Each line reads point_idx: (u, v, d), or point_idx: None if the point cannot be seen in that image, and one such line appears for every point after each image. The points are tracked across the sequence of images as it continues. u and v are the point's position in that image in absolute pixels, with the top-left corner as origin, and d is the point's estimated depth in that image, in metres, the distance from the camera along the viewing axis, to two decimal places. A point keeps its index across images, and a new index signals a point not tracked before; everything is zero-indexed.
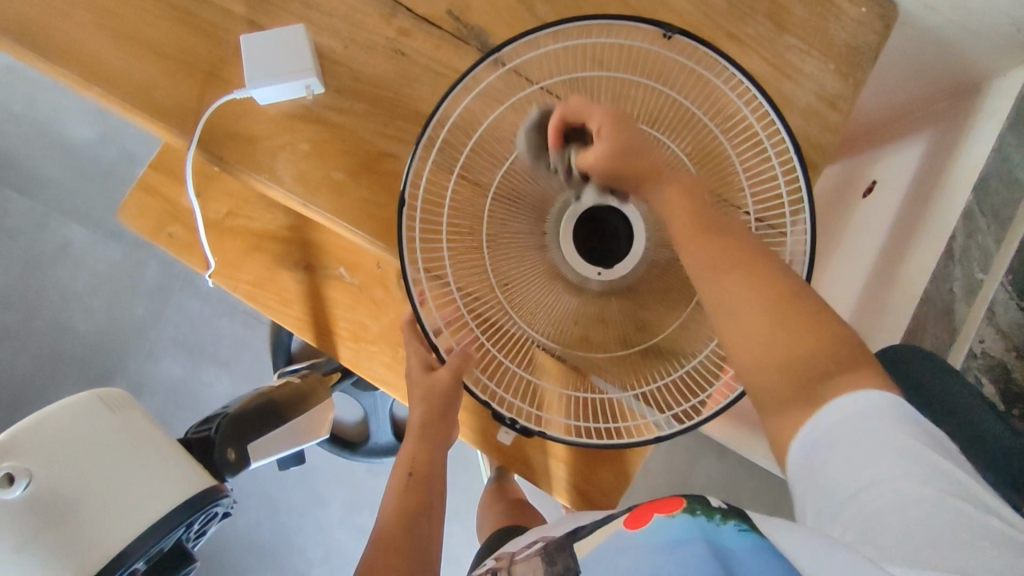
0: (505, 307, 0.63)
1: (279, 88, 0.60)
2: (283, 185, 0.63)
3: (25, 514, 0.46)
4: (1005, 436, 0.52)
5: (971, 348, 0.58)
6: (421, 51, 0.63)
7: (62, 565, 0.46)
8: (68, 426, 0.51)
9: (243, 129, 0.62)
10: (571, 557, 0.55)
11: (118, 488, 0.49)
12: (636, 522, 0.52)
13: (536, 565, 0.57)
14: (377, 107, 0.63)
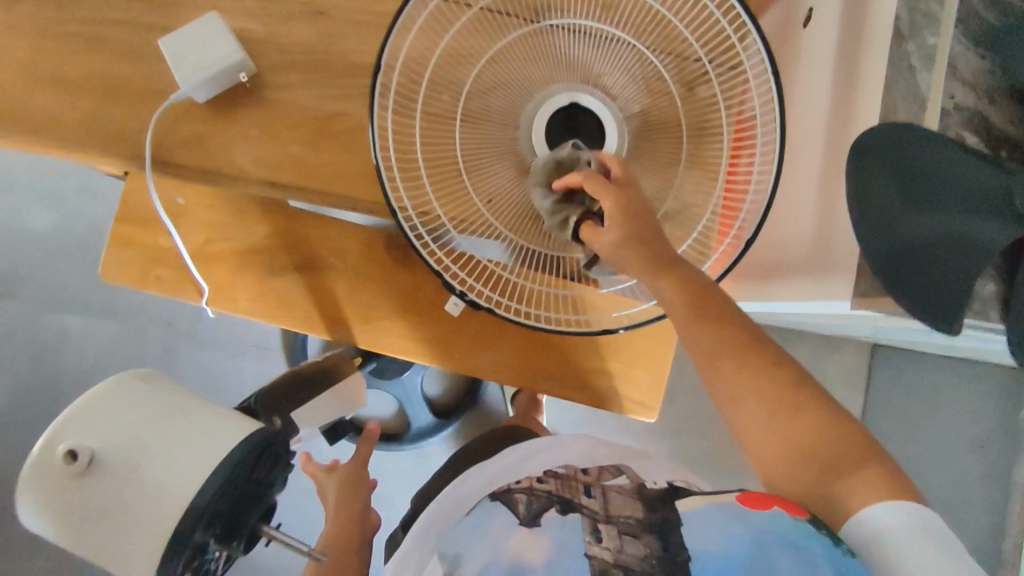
0: (493, 221, 0.64)
1: (214, 79, 0.60)
2: (247, 175, 0.63)
3: (98, 481, 0.49)
4: (995, 177, 0.53)
5: (943, 107, 0.56)
6: (338, 5, 0.62)
7: (145, 517, 0.48)
8: (111, 403, 0.52)
9: (191, 131, 0.62)
10: (676, 510, 0.52)
11: (179, 444, 0.51)
12: (755, 502, 0.51)
13: (638, 507, 0.52)
14: (315, 73, 0.62)
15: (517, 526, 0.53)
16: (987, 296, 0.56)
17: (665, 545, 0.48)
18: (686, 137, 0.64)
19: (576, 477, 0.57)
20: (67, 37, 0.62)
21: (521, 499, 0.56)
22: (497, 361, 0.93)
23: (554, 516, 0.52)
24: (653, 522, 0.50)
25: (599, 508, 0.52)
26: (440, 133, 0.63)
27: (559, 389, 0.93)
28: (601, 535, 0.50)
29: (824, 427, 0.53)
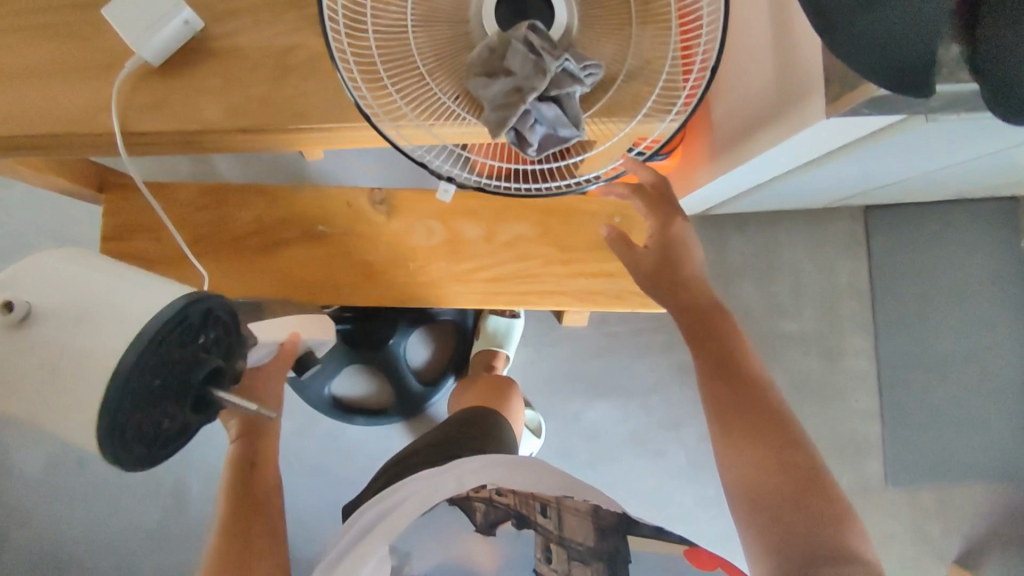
0: (460, 110, 0.65)
1: (163, 34, 0.61)
2: (216, 125, 0.63)
3: (44, 332, 0.48)
4: None
5: None
6: None
7: (88, 360, 0.47)
8: (48, 272, 0.52)
9: (154, 95, 0.63)
10: (624, 541, 0.66)
11: (117, 297, 0.50)
12: (698, 559, 0.65)
13: (590, 534, 0.66)
14: (260, 11, 0.63)
15: (473, 532, 0.67)
16: (954, 57, 0.58)
17: (610, 571, 0.64)
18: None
19: (537, 498, 0.69)
20: (12, 31, 0.62)
21: (479, 507, 0.68)
22: (502, 286, 0.95)
23: (509, 529, 0.66)
24: (602, 549, 0.65)
25: (553, 528, 0.66)
26: (395, 38, 0.64)
27: (576, 303, 0.95)
28: (551, 555, 0.65)
29: (779, 460, 0.65)
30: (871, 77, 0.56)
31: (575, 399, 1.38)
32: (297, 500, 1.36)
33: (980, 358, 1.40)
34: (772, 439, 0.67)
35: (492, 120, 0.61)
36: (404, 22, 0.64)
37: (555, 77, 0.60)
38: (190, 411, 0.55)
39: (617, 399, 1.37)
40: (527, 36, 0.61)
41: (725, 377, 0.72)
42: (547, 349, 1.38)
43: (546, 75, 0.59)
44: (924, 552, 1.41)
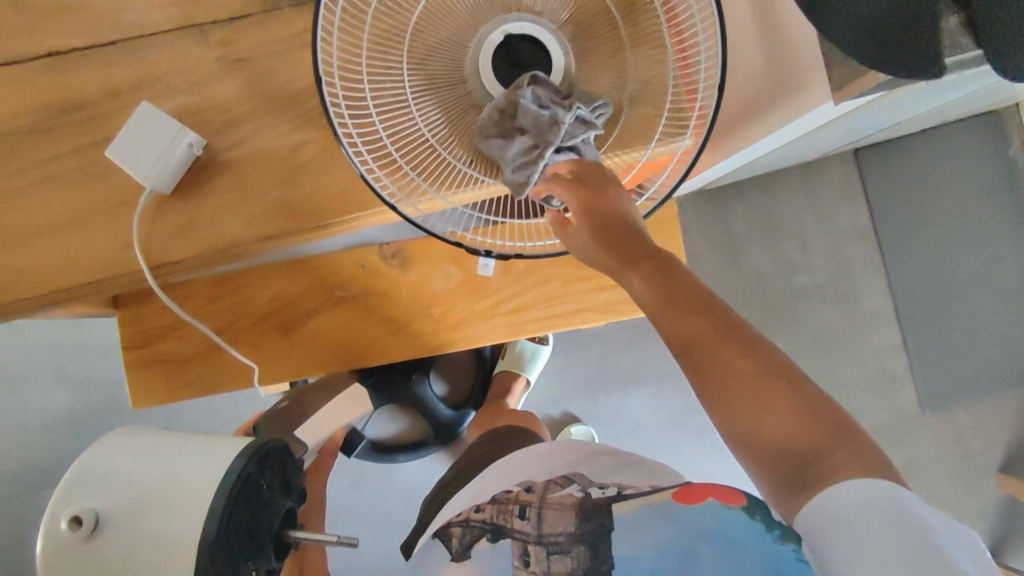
0: (475, 175, 0.65)
1: (172, 164, 0.60)
2: (241, 239, 0.63)
3: (116, 526, 0.51)
4: None
5: None
6: (254, 44, 0.63)
7: (167, 540, 0.50)
8: (107, 461, 0.54)
9: (173, 222, 0.63)
10: (606, 514, 0.57)
11: (181, 466, 0.53)
12: (686, 497, 0.57)
13: (572, 519, 0.58)
14: (261, 117, 0.63)
15: (450, 561, 0.62)
16: (953, 28, 0.57)
17: (592, 555, 0.55)
18: (619, 13, 0.65)
19: (514, 499, 0.62)
20: (16, 185, 0.61)
21: (457, 531, 0.63)
22: (528, 313, 0.95)
23: (485, 546, 0.60)
24: (583, 532, 0.56)
25: (531, 529, 0.58)
26: (399, 117, 0.63)
27: (602, 316, 0.96)
28: (528, 557, 0.57)
29: (823, 428, 0.49)
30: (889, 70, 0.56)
31: (611, 393, 1.40)
32: (365, 549, 1.38)
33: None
34: (753, 381, 0.50)
35: (516, 180, 0.61)
36: (405, 97, 0.63)
37: (569, 127, 0.60)
38: (269, 552, 0.58)
39: (653, 385, 1.38)
40: (535, 93, 0.60)
41: (710, 331, 0.53)
42: (574, 351, 1.40)
43: (562, 127, 0.59)
44: (971, 465, 1.46)
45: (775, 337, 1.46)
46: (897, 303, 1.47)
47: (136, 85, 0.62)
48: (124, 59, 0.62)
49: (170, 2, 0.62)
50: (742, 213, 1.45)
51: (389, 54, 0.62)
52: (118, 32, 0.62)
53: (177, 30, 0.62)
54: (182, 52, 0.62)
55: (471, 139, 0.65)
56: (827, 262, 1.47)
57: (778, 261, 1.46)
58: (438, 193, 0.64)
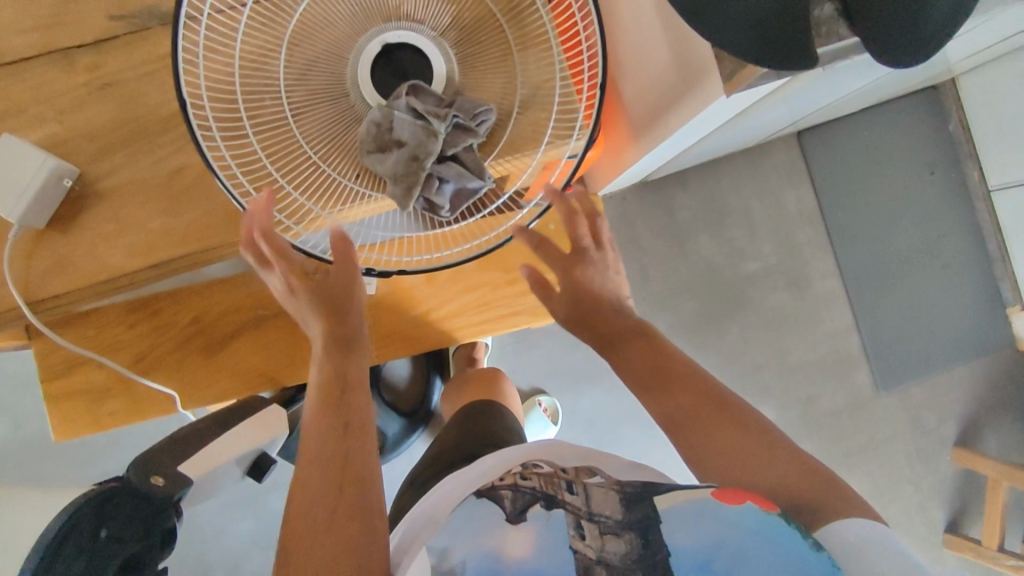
0: (359, 190, 0.63)
1: (40, 197, 0.57)
2: (125, 269, 0.61)
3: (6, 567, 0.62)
4: None
5: None
6: (123, 67, 0.61)
7: None
8: None
9: (50, 257, 0.60)
10: (651, 505, 0.55)
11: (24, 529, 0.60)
12: (728, 496, 0.54)
13: (622, 502, 0.55)
14: (135, 143, 0.61)
15: (506, 522, 0.57)
16: (827, 16, 0.58)
17: (645, 543, 0.53)
18: (502, 16, 0.63)
19: (559, 474, 0.59)
20: None
21: (508, 494, 0.59)
22: (456, 320, 0.94)
23: (538, 513, 0.57)
24: (632, 520, 0.54)
25: (582, 504, 0.56)
26: (277, 134, 0.61)
27: (530, 318, 0.95)
28: (584, 532, 0.54)
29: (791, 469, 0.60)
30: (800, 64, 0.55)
31: (565, 391, 1.38)
32: None
33: (936, 246, 1.44)
34: (698, 387, 0.68)
35: (397, 193, 0.60)
36: (282, 113, 0.61)
37: (448, 136, 0.59)
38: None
39: (607, 381, 1.37)
40: (411, 103, 0.58)
41: (718, 406, 0.66)
42: (525, 352, 1.38)
43: (438, 139, 0.58)
44: (928, 442, 1.45)
45: (728, 326, 1.41)
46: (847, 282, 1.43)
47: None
48: None
49: (29, 28, 0.60)
50: (687, 200, 1.40)
51: (265, 72, 0.61)
52: None
53: (39, 55, 0.60)
54: (46, 79, 0.60)
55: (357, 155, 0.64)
56: (777, 246, 1.42)
57: (725, 249, 1.41)
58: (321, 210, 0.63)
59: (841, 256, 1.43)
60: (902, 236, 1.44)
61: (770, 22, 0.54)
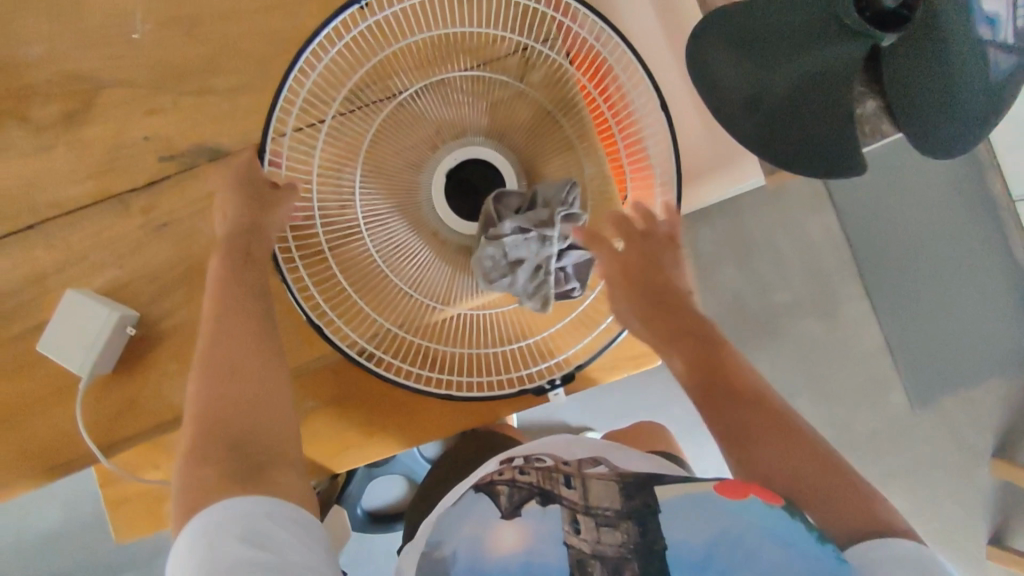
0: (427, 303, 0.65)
1: (105, 347, 0.59)
2: (191, 405, 0.63)
3: None
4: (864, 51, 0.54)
5: None
6: (175, 207, 0.62)
7: None
8: None
9: (119, 399, 0.62)
10: (652, 494, 0.47)
11: None
12: (727, 490, 0.46)
13: (618, 494, 0.47)
14: (191, 281, 0.62)
15: (499, 519, 0.49)
16: (871, 112, 0.57)
17: (643, 535, 0.44)
18: (562, 117, 0.66)
19: (559, 470, 0.52)
20: None
21: (503, 488, 0.51)
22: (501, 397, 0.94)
23: (535, 508, 0.48)
24: (632, 510, 0.46)
25: (579, 498, 0.48)
26: (349, 251, 0.64)
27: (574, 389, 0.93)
28: (579, 525, 0.46)
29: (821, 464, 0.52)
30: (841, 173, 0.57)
31: None
32: None
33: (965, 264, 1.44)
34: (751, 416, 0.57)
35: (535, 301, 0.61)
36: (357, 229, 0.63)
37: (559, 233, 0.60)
38: None
39: None
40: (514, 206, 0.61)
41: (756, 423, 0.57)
42: None
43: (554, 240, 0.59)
44: (969, 455, 1.44)
45: (756, 352, 1.42)
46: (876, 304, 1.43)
47: (61, 265, 0.61)
48: (44, 242, 0.61)
49: (85, 176, 0.61)
50: (709, 235, 1.41)
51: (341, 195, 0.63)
52: (34, 214, 0.60)
53: (94, 202, 0.61)
54: (102, 225, 0.61)
55: (428, 270, 0.65)
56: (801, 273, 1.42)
57: (749, 279, 1.42)
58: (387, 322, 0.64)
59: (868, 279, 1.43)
60: (926, 255, 1.44)
61: (809, 140, 0.57)
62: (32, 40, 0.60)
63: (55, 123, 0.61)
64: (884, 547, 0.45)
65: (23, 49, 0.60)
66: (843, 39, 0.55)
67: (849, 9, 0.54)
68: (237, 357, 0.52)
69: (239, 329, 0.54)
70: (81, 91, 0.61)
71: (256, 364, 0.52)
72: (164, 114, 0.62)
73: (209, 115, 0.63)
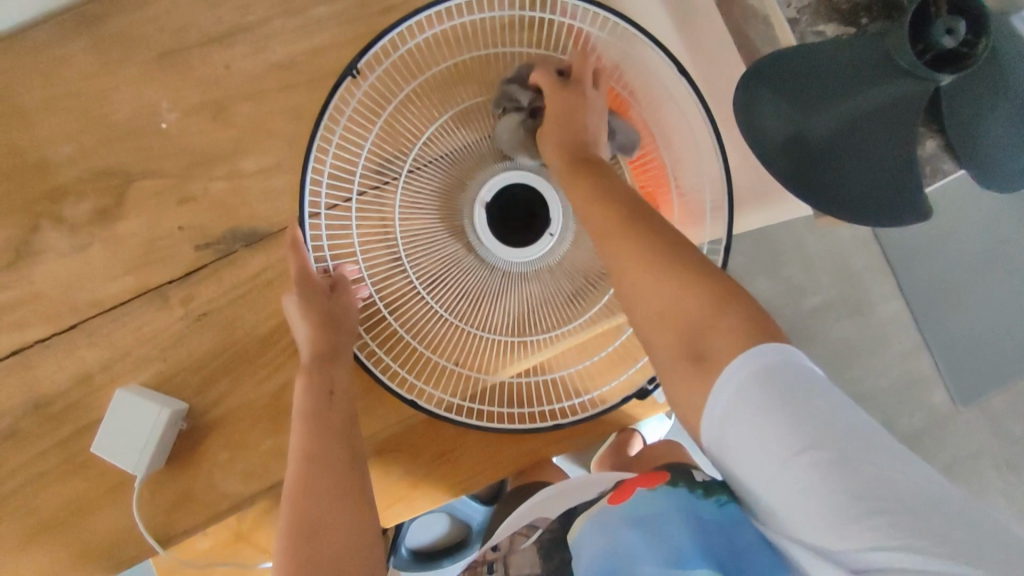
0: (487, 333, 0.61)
1: (155, 443, 0.58)
2: (242, 494, 0.62)
3: None
4: (920, 92, 0.51)
5: (794, 27, 0.60)
6: (214, 295, 0.62)
7: None
8: None
9: (170, 494, 0.61)
10: (565, 547, 0.53)
11: None
12: (621, 495, 0.52)
13: (535, 562, 0.54)
14: (236, 369, 0.62)
15: None
16: (931, 152, 0.56)
17: None
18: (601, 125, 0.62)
19: (485, 560, 0.58)
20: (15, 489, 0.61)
21: None
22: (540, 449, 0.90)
23: None
24: (548, 572, 0.53)
25: None
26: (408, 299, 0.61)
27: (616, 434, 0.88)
28: None
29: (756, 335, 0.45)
30: (908, 220, 0.55)
31: None
32: None
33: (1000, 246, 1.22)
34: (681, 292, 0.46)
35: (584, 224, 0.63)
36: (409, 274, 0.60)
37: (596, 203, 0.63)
38: None
39: None
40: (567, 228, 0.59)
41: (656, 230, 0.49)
42: None
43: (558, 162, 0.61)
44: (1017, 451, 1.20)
45: None
46: (914, 301, 1.21)
47: (106, 363, 0.60)
48: (89, 340, 0.60)
49: (123, 271, 0.61)
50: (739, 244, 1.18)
51: (387, 246, 0.61)
52: (77, 313, 0.60)
53: (135, 297, 0.61)
54: (144, 320, 0.61)
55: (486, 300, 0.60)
56: (836, 277, 1.20)
57: (781, 288, 1.19)
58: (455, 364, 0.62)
59: (904, 275, 1.21)
60: (959, 242, 1.21)
61: (871, 193, 0.55)
62: (60, 140, 0.60)
63: (89, 222, 0.61)
64: (735, 377, 0.41)
65: (54, 149, 0.60)
66: (894, 79, 0.51)
67: (902, 50, 0.50)
68: (317, 452, 0.53)
69: (326, 430, 0.55)
70: (112, 186, 0.61)
71: (343, 457, 0.53)
72: (197, 202, 0.62)
73: (243, 198, 0.63)
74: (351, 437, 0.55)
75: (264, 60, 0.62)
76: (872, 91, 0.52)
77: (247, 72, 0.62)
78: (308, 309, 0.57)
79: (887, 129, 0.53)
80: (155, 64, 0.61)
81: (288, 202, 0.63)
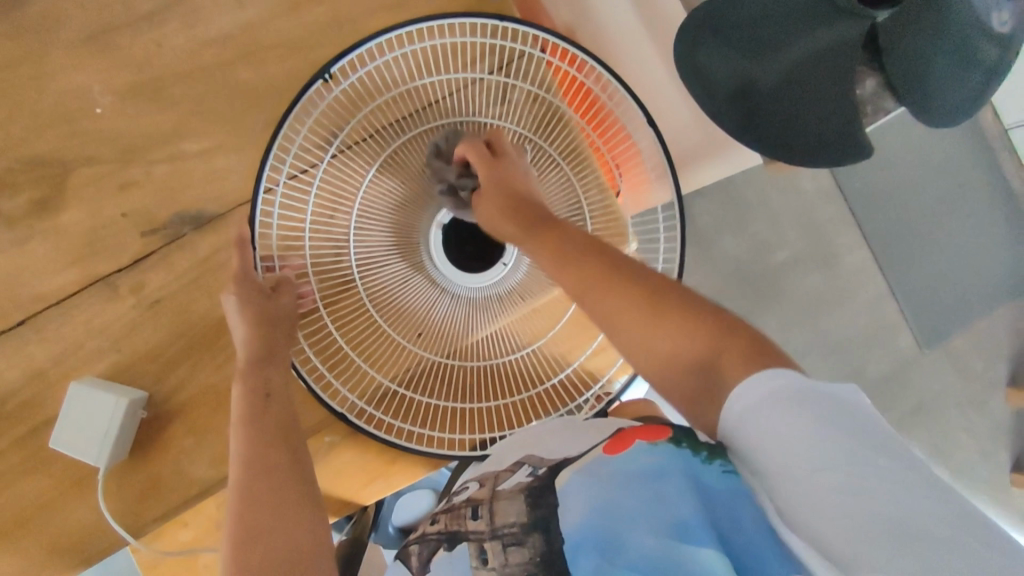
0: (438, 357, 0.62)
1: (114, 435, 0.58)
2: (210, 479, 0.61)
3: None
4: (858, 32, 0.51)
5: None
6: (165, 281, 0.61)
7: None
8: None
9: (136, 484, 0.60)
10: (554, 492, 0.49)
11: None
12: (617, 446, 0.50)
13: (523, 508, 0.49)
14: (194, 355, 0.61)
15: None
16: (872, 92, 0.55)
17: (548, 546, 0.46)
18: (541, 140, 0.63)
19: (468, 500, 0.53)
20: None
21: (415, 548, 0.54)
22: None
23: (442, 557, 0.51)
24: (536, 519, 0.48)
25: (486, 526, 0.50)
26: (357, 320, 0.62)
27: None
28: (488, 555, 0.48)
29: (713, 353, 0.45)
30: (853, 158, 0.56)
31: None
32: None
33: (957, 189, 1.22)
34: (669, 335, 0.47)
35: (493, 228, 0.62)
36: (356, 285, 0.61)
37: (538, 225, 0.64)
38: None
39: None
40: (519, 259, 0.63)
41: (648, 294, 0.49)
42: None
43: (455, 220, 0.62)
44: (979, 387, 1.22)
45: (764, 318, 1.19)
46: (874, 246, 1.22)
47: (59, 357, 0.59)
48: (39, 335, 0.59)
49: (68, 262, 0.60)
50: (704, 202, 1.17)
51: (336, 259, 0.61)
52: (23, 308, 0.59)
53: (83, 288, 0.60)
54: (94, 311, 0.60)
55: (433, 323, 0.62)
56: (799, 228, 1.20)
57: (747, 243, 1.19)
58: (398, 385, 0.62)
59: (867, 222, 1.22)
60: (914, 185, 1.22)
61: (814, 136, 0.55)
62: None
63: (28, 213, 0.59)
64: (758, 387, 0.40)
65: None
66: (832, 20, 0.52)
67: None
68: (257, 457, 0.52)
69: (263, 433, 0.54)
70: (49, 175, 0.59)
71: (285, 461, 0.53)
72: (139, 187, 0.61)
73: (187, 180, 0.61)
74: (293, 443, 0.54)
75: (198, 36, 0.61)
76: (815, 33, 0.52)
77: (180, 49, 0.61)
78: (245, 307, 0.57)
79: (826, 71, 0.53)
80: (84, 47, 0.59)
81: (234, 182, 0.62)
